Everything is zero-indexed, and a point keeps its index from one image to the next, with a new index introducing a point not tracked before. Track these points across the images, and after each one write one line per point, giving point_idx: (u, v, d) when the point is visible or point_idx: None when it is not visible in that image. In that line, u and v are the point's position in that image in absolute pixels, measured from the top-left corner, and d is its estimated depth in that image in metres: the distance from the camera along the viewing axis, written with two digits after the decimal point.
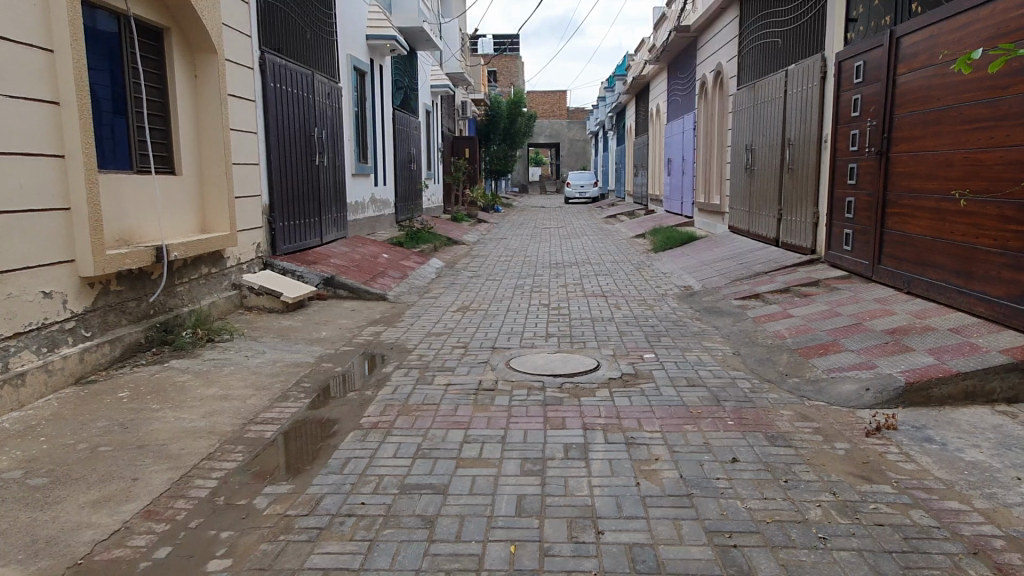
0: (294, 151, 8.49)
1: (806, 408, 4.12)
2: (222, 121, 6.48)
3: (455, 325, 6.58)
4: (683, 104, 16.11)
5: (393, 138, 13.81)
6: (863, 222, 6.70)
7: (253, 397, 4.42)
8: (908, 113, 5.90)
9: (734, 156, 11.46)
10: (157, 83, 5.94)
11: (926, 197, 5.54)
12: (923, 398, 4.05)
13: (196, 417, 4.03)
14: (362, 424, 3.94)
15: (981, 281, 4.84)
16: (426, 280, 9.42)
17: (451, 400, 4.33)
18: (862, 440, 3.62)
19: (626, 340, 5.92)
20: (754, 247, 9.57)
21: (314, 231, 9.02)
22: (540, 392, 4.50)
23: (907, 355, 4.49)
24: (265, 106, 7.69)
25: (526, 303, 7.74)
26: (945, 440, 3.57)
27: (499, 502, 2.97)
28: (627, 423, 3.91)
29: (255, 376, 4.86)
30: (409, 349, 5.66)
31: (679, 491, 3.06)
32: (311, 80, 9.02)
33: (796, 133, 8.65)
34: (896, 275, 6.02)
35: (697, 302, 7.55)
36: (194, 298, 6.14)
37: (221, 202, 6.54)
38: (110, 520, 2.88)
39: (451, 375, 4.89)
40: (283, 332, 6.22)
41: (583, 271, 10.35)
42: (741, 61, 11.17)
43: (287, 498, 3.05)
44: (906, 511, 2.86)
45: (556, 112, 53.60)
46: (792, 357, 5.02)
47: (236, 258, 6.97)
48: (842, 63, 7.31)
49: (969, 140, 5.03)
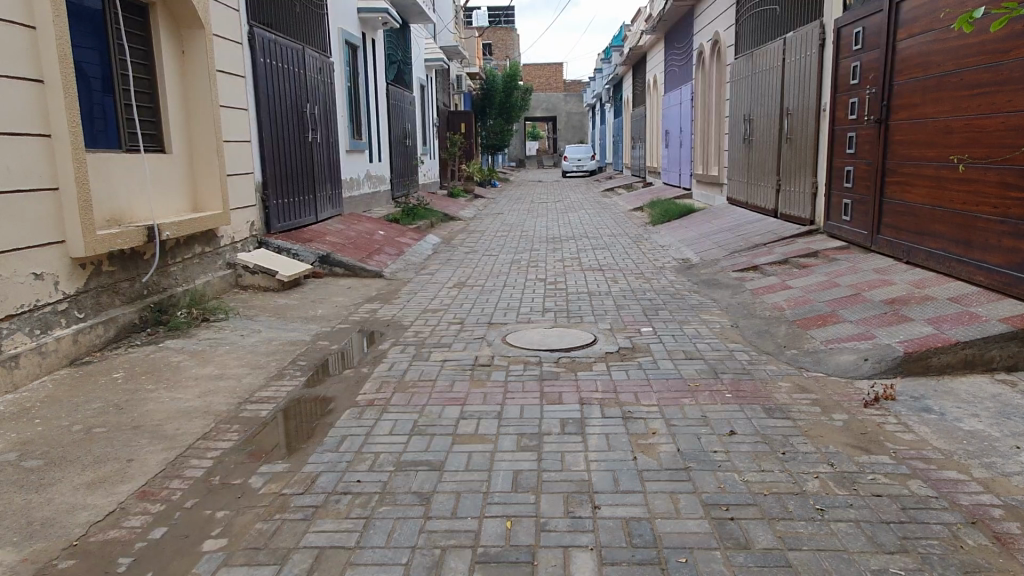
0: (287, 128, 8.39)
1: (804, 379, 4.11)
2: (212, 98, 6.38)
3: (452, 301, 6.55)
4: (681, 74, 15.89)
5: (387, 114, 13.66)
6: (863, 191, 6.64)
7: (248, 376, 4.39)
8: (907, 80, 5.81)
9: (732, 127, 11.35)
10: (143, 60, 5.83)
11: (926, 165, 5.47)
12: (922, 367, 4.03)
13: (191, 397, 4.01)
14: (359, 402, 3.92)
15: (981, 250, 4.80)
16: (423, 257, 9.38)
17: (447, 376, 4.32)
18: (860, 411, 3.60)
19: (623, 313, 5.89)
20: (752, 219, 9.50)
21: (308, 209, 8.94)
22: (537, 367, 4.48)
23: (906, 325, 4.46)
24: (256, 83, 7.58)
25: (523, 278, 7.70)
26: (944, 409, 3.55)
27: (495, 478, 2.95)
28: (625, 397, 3.89)
29: (251, 355, 4.83)
30: (405, 326, 5.63)
31: (677, 464, 3.04)
32: (302, 55, 8.89)
33: (794, 103, 8.55)
34: (895, 245, 5.98)
35: (695, 274, 7.51)
36: (188, 278, 6.09)
37: (214, 181, 6.47)
38: (105, 501, 2.87)
39: (447, 351, 4.86)
40: (279, 310, 6.19)
41: (580, 245, 10.30)
42: (738, 29, 11.02)
43: (282, 476, 3.03)
44: (904, 481, 2.85)
45: (553, 85, 53.17)
46: (790, 329, 5.00)
47: (230, 237, 6.91)
48: (841, 30, 7.19)
49: (970, 106, 4.95)
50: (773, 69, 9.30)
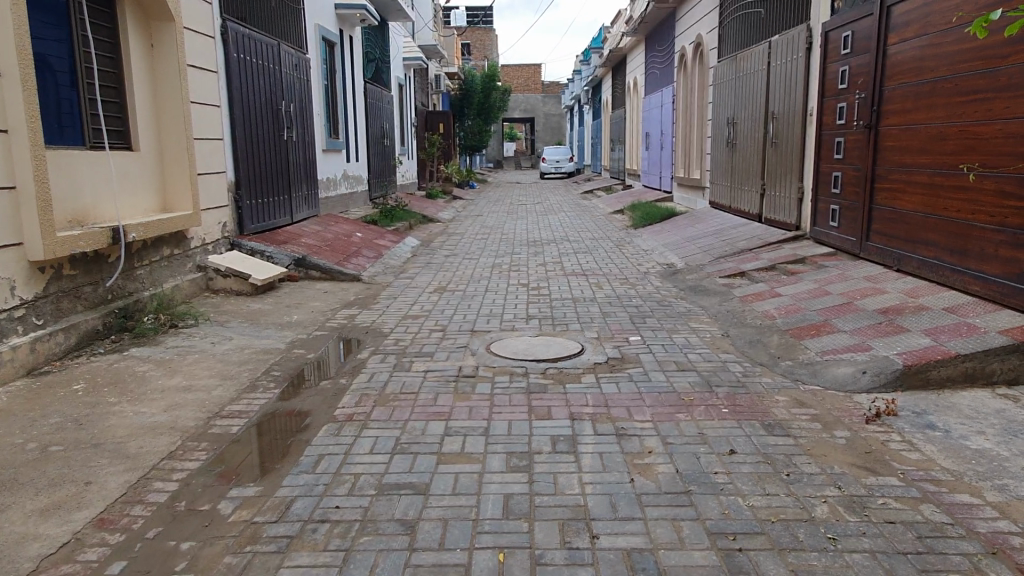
0: (261, 125, 8.11)
1: (802, 393, 3.96)
2: (182, 94, 6.10)
3: (433, 307, 6.34)
4: (662, 77, 15.82)
5: (365, 113, 13.38)
6: (850, 197, 6.55)
7: (219, 387, 4.14)
8: (898, 85, 5.72)
9: (714, 130, 11.28)
10: (110, 53, 5.54)
11: (918, 172, 5.37)
12: (921, 381, 3.91)
13: (156, 411, 3.75)
14: (337, 417, 3.69)
15: (976, 259, 4.71)
16: (402, 259, 9.15)
17: (430, 388, 4.11)
18: (862, 428, 3.47)
19: (610, 321, 5.72)
20: (736, 224, 9.41)
21: (283, 209, 8.67)
22: (523, 378, 4.29)
23: (902, 336, 4.35)
24: (228, 79, 7.30)
25: (505, 283, 7.52)
26: (948, 426, 3.43)
27: (485, 503, 2.76)
28: (616, 412, 3.72)
29: (222, 364, 4.58)
30: (385, 333, 5.41)
31: (676, 487, 2.87)
32: (277, 51, 8.62)
33: (780, 107, 8.46)
34: (885, 252, 5.89)
35: (681, 280, 7.37)
36: (156, 282, 5.81)
37: (184, 180, 6.19)
38: (59, 530, 2.60)
39: (429, 361, 4.65)
40: (252, 315, 5.93)
41: (562, 249, 10.14)
42: (721, 32, 10.95)
43: (254, 502, 2.79)
44: (916, 506, 2.71)
45: (531, 86, 53.13)
46: (783, 338, 4.87)
47: (200, 238, 6.63)
48: (829, 34, 7.11)
49: (964, 112, 4.85)
50: (758, 72, 9.21)
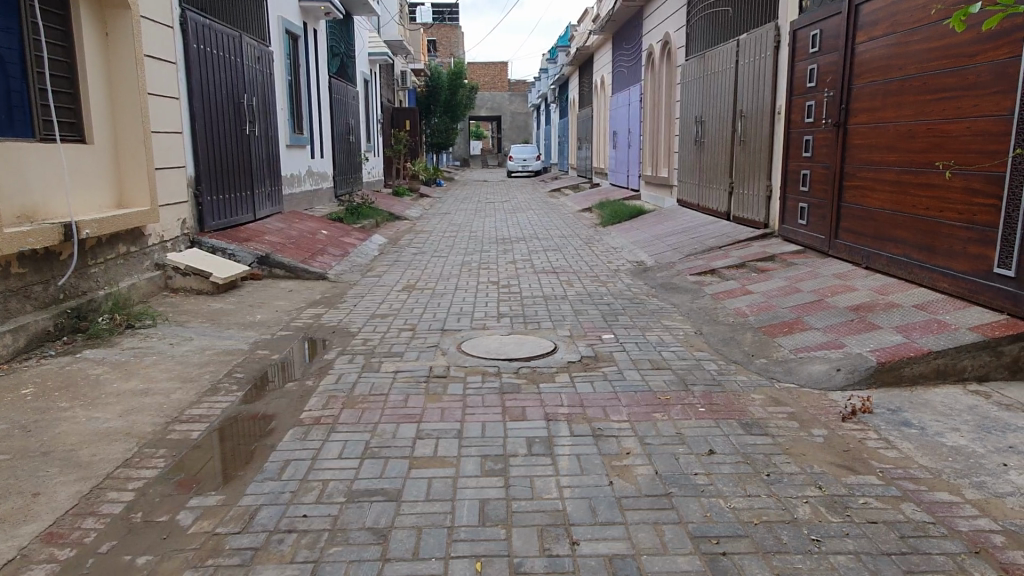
0: (222, 119, 7.87)
1: (778, 392, 3.93)
2: (139, 86, 5.86)
3: (401, 306, 6.20)
4: (629, 76, 15.87)
5: (330, 108, 13.14)
6: (819, 195, 6.58)
7: (178, 391, 3.96)
8: (866, 84, 5.75)
9: (682, 128, 11.30)
10: (61, 41, 5.30)
11: (887, 170, 5.41)
12: (894, 378, 3.91)
13: (111, 416, 3.56)
14: (303, 420, 3.55)
15: (944, 256, 4.73)
16: (369, 257, 8.97)
17: (400, 390, 3.98)
18: (839, 426, 3.44)
19: (582, 319, 5.65)
20: (704, 222, 9.43)
21: (245, 206, 8.43)
22: (496, 378, 4.19)
23: (874, 333, 4.35)
24: (188, 70, 7.06)
25: (474, 281, 7.40)
26: (923, 423, 3.42)
27: (460, 509, 2.65)
28: (592, 412, 3.64)
29: (181, 367, 4.38)
30: (353, 333, 5.26)
31: (656, 490, 2.80)
32: (239, 42, 8.37)
33: (748, 105, 8.49)
34: (854, 250, 5.92)
35: (652, 278, 7.35)
36: (111, 281, 5.58)
37: (140, 175, 5.94)
38: (3, 546, 2.41)
39: (399, 361, 4.52)
40: (213, 315, 5.72)
41: (531, 247, 10.06)
42: (689, 31, 10.98)
43: (216, 512, 2.64)
44: (897, 505, 2.67)
45: (497, 85, 53.03)
46: (756, 336, 4.85)
47: (159, 235, 6.39)
48: (797, 32, 7.13)
49: (932, 111, 4.88)
50: (726, 71, 9.24)
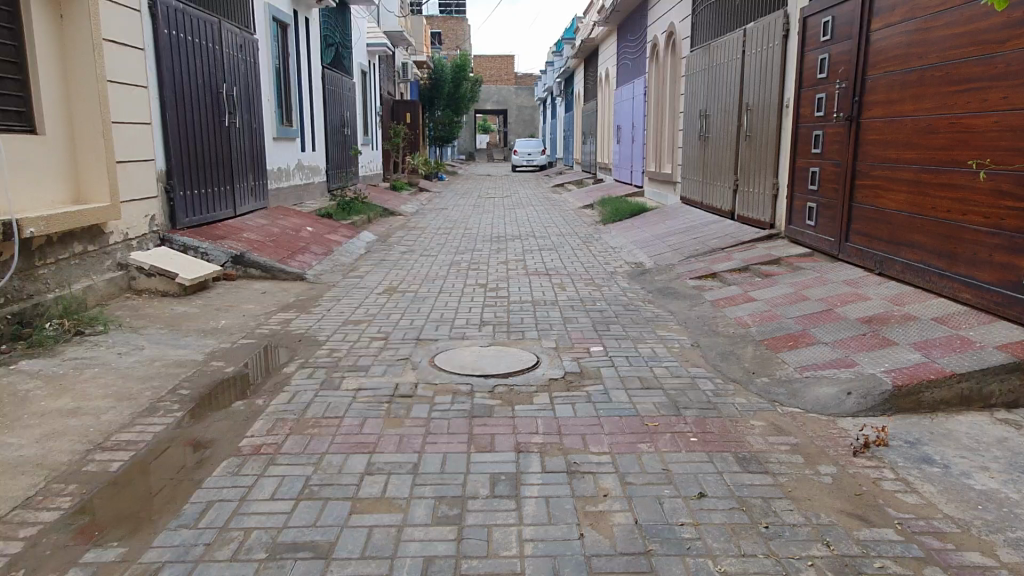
0: (198, 110, 7.46)
1: (780, 418, 3.50)
2: (97, 74, 5.46)
3: (378, 311, 5.78)
4: (633, 69, 15.35)
5: (323, 101, 12.73)
6: (829, 194, 6.12)
7: (111, 411, 3.55)
8: (882, 74, 5.29)
9: (686, 122, 10.82)
10: (8, 23, 4.91)
11: (904, 168, 4.95)
12: (912, 404, 3.47)
13: (25, 443, 3.15)
14: (241, 449, 3.13)
15: (966, 264, 4.29)
16: (354, 257, 8.56)
17: (358, 412, 3.56)
18: (850, 462, 3.01)
19: (571, 328, 5.22)
20: (708, 221, 8.98)
21: (224, 202, 8.02)
22: (467, 398, 3.77)
23: (890, 350, 3.91)
24: (157, 57, 6.64)
25: (460, 283, 6.98)
26: (947, 461, 2.98)
27: (400, 570, 2.23)
28: (570, 441, 3.22)
29: (123, 381, 3.98)
30: (319, 342, 4.85)
31: (635, 546, 2.38)
32: (218, 29, 7.95)
33: (755, 98, 8.02)
34: (866, 254, 5.47)
35: (650, 281, 6.91)
36: (63, 282, 5.18)
37: (100, 170, 5.55)
38: None
39: (362, 377, 4.09)
40: (174, 320, 5.32)
41: (526, 246, 9.64)
42: (694, 21, 10.49)
43: (110, 571, 2.24)
44: (919, 570, 2.24)
45: (503, 78, 52.59)
46: (758, 351, 4.41)
47: (122, 232, 6.00)
48: (808, 20, 6.66)
49: (956, 103, 4.42)
50: (732, 61, 8.78)
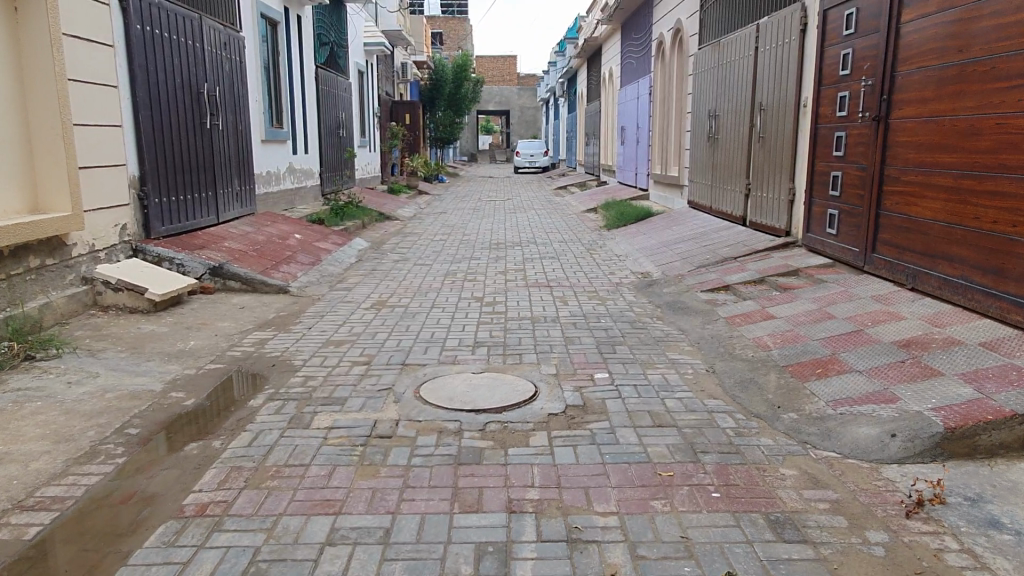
0: (176, 110, 7.00)
1: (814, 466, 3.02)
2: (57, 71, 5.02)
3: (363, 330, 5.32)
4: (638, 68, 14.83)
5: (317, 103, 12.28)
6: (852, 200, 5.64)
7: (43, 457, 3.08)
8: (915, 70, 4.80)
9: (694, 124, 10.33)
10: None
11: (940, 173, 4.47)
12: (967, 449, 2.99)
13: None
14: (186, 508, 2.67)
15: (1016, 282, 3.81)
16: (343, 266, 8.09)
17: (326, 458, 3.08)
18: (903, 526, 2.54)
19: (573, 350, 4.74)
20: (718, 227, 8.50)
21: (204, 208, 7.57)
22: (453, 439, 3.30)
23: (936, 383, 3.43)
24: (129, 54, 6.20)
25: (455, 296, 6.51)
26: (1019, 525, 2.50)
27: None
28: (571, 497, 2.75)
29: (65, 418, 3.52)
30: (295, 368, 4.38)
31: None
32: (199, 26, 7.51)
33: (769, 97, 7.53)
34: (896, 267, 4.99)
35: (658, 294, 6.43)
36: (16, 300, 4.72)
37: (59, 176, 5.12)
38: None
39: (336, 412, 3.63)
40: (137, 341, 4.86)
41: (526, 253, 9.15)
42: (703, 17, 9.99)
43: None
44: None
45: (505, 78, 52.19)
46: (782, 380, 3.94)
47: (87, 243, 5.54)
48: (829, 12, 6.19)
49: (1001, 102, 3.95)
50: (743, 59, 8.30)
